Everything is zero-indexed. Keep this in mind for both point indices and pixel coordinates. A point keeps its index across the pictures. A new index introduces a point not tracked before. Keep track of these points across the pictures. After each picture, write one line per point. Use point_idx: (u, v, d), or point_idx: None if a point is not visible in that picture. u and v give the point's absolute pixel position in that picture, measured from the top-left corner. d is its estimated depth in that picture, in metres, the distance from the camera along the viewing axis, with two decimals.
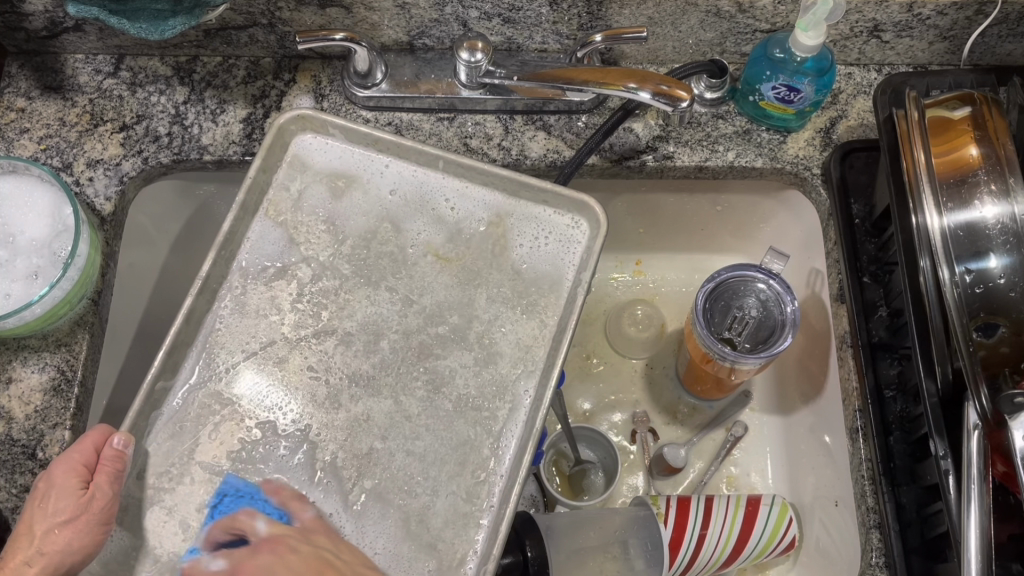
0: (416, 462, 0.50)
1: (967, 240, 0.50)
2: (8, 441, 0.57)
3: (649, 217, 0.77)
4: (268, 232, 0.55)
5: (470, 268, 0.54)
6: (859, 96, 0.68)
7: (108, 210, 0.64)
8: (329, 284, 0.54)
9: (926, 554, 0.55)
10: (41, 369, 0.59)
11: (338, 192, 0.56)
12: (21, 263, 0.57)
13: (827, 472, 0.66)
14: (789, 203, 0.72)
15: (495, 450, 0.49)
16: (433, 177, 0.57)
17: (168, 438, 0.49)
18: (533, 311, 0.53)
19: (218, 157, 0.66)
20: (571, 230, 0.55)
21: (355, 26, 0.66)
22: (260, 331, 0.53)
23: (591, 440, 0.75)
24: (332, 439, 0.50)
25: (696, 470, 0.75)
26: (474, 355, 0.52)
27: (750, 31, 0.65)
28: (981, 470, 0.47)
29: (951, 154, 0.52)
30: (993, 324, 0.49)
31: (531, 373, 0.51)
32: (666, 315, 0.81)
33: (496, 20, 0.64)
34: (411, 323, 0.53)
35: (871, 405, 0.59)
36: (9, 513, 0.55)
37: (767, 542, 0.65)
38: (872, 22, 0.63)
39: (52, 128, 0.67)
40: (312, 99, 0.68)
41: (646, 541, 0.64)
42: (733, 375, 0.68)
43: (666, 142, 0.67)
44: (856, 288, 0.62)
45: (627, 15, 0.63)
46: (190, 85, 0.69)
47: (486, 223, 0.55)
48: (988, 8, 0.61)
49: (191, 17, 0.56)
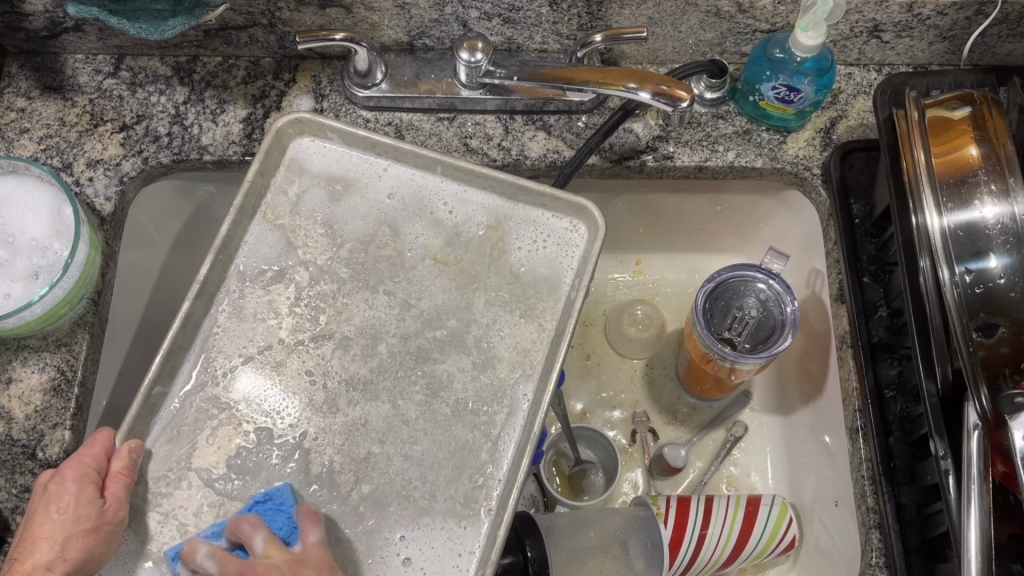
0: (415, 465, 0.50)
1: (968, 240, 0.50)
2: (7, 441, 0.57)
3: (649, 217, 0.77)
4: (266, 236, 0.55)
5: (468, 271, 0.54)
6: (858, 96, 0.69)
7: (108, 210, 0.64)
8: (327, 288, 0.54)
9: (926, 554, 0.55)
10: (41, 370, 0.59)
11: (336, 195, 0.56)
12: (21, 263, 0.57)
13: (827, 472, 0.66)
14: (789, 203, 0.72)
15: (493, 454, 0.49)
16: (432, 180, 0.57)
17: (166, 442, 0.49)
18: (531, 314, 0.53)
19: (218, 157, 0.66)
20: (569, 233, 0.54)
21: (355, 26, 0.66)
22: (258, 335, 0.53)
23: (591, 440, 0.75)
24: (331, 444, 0.50)
25: (696, 470, 0.75)
26: (472, 358, 0.52)
27: (750, 31, 0.65)
28: (981, 470, 0.47)
29: (952, 154, 0.52)
30: (994, 324, 0.49)
31: (530, 376, 0.51)
32: (666, 316, 0.81)
33: (496, 20, 0.64)
34: (410, 327, 0.53)
35: (872, 405, 0.59)
36: (9, 513, 0.55)
37: (766, 543, 0.65)
38: (872, 23, 0.63)
39: (52, 128, 0.67)
40: (312, 99, 0.68)
41: (645, 541, 0.64)
42: (733, 375, 0.68)
43: (666, 142, 0.67)
44: (856, 289, 0.62)
45: (627, 15, 0.63)
46: (190, 85, 0.69)
47: (485, 226, 0.55)
48: (988, 8, 0.61)
49: (191, 17, 0.56)
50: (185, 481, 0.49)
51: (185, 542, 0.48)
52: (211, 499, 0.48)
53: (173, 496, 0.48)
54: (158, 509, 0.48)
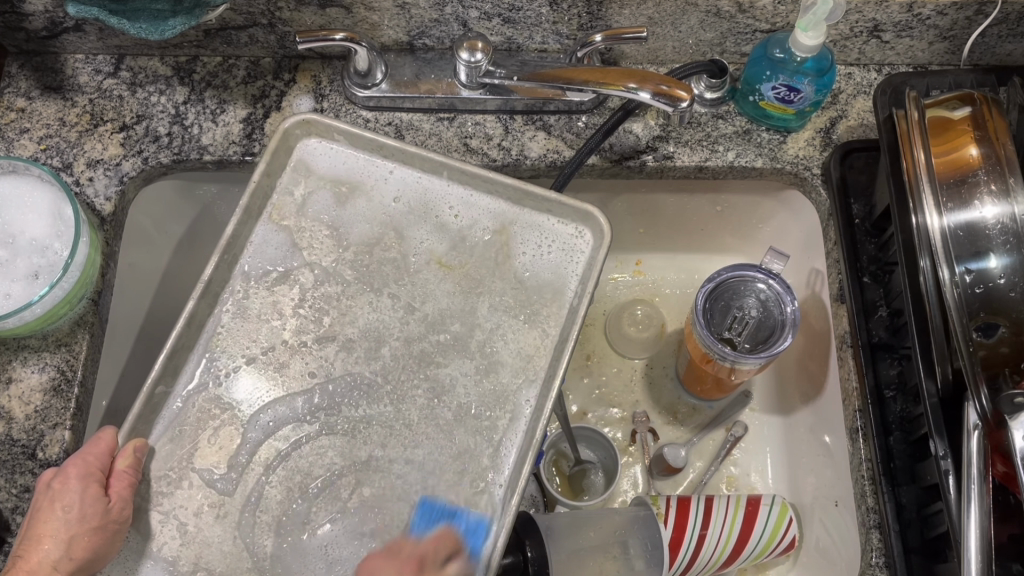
0: (416, 469, 0.50)
1: (968, 240, 0.50)
2: (8, 441, 0.57)
3: (649, 217, 0.77)
4: (271, 237, 0.55)
5: (473, 275, 0.54)
6: (859, 96, 0.69)
7: (108, 210, 0.64)
8: (331, 290, 0.54)
9: (926, 554, 0.55)
10: (41, 370, 0.59)
11: (342, 197, 0.56)
12: (21, 263, 0.57)
13: (827, 472, 0.66)
14: (790, 203, 0.72)
15: (495, 459, 0.49)
16: (437, 184, 0.57)
17: (168, 442, 0.49)
18: (535, 318, 0.53)
19: (218, 157, 0.66)
20: (574, 239, 0.54)
21: (355, 26, 0.66)
22: (262, 336, 0.53)
23: (591, 440, 0.75)
24: (333, 445, 0.50)
25: (696, 470, 0.75)
26: (475, 363, 0.52)
27: (750, 31, 0.65)
28: (981, 470, 0.47)
29: (952, 154, 0.52)
30: (993, 324, 0.49)
31: (533, 381, 0.51)
32: (666, 316, 0.81)
33: (496, 20, 0.64)
34: (413, 331, 0.53)
35: (872, 405, 0.59)
36: (9, 513, 0.55)
37: (766, 543, 0.65)
38: (872, 22, 0.63)
39: (52, 128, 0.67)
40: (312, 99, 0.68)
41: (645, 541, 0.64)
42: (733, 375, 0.68)
43: (666, 142, 0.67)
44: (856, 289, 0.62)
45: (627, 15, 0.63)
46: (190, 85, 0.69)
47: (491, 231, 0.55)
48: (988, 8, 0.61)
49: (191, 17, 0.56)
50: (186, 481, 0.49)
51: (185, 541, 0.48)
52: (211, 500, 0.49)
53: (174, 495, 0.49)
54: (158, 508, 0.48)
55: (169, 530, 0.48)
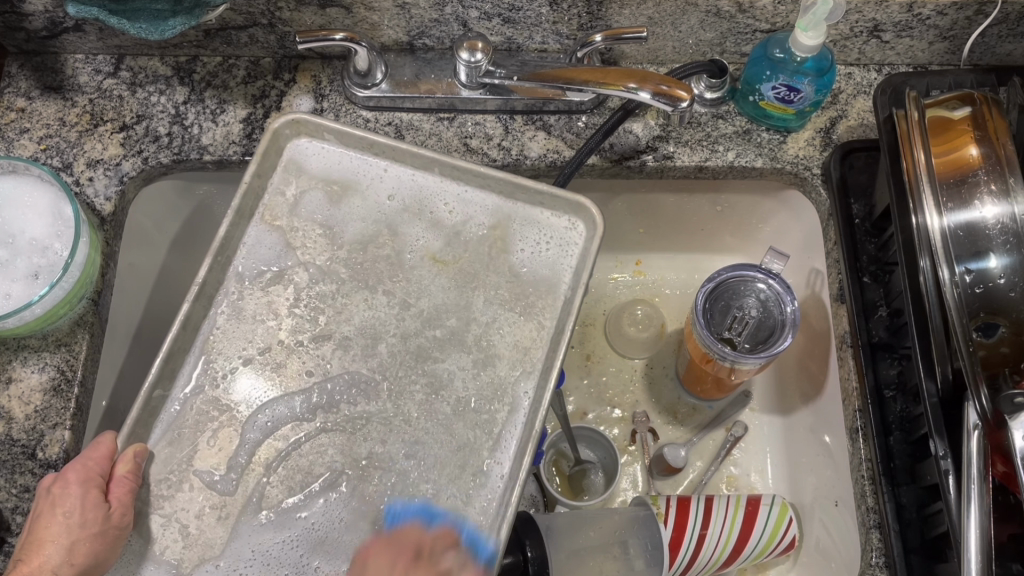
0: (418, 471, 0.50)
1: (968, 240, 0.50)
2: (7, 441, 0.57)
3: (649, 217, 0.78)
4: (264, 238, 0.55)
5: (467, 270, 0.54)
6: (858, 96, 0.69)
7: (108, 210, 0.64)
8: (327, 288, 0.54)
9: (926, 554, 0.55)
10: (41, 370, 0.59)
11: (343, 198, 0.56)
12: (21, 263, 0.57)
13: (827, 472, 0.66)
14: (789, 203, 0.72)
15: (495, 451, 0.49)
16: (431, 179, 0.57)
17: (168, 443, 0.49)
18: (530, 312, 0.53)
19: (218, 157, 0.66)
20: (568, 232, 0.54)
21: (355, 26, 0.66)
22: (258, 336, 0.53)
23: (592, 440, 0.76)
24: (332, 444, 0.50)
25: (696, 470, 0.75)
26: (472, 356, 0.52)
27: (750, 31, 0.65)
28: (981, 470, 0.47)
29: (952, 154, 0.52)
30: (993, 324, 0.49)
31: (529, 374, 0.51)
32: (666, 315, 0.81)
33: (496, 20, 0.64)
34: (410, 326, 0.53)
35: (872, 405, 0.59)
36: (9, 513, 0.55)
37: (766, 543, 0.65)
38: (871, 22, 0.63)
39: (52, 128, 0.67)
40: (312, 99, 0.68)
41: (645, 541, 0.64)
42: (733, 375, 0.68)
43: (666, 142, 0.67)
44: (856, 289, 0.62)
45: (627, 15, 0.63)
46: (190, 85, 0.69)
47: (486, 226, 0.55)
48: (988, 8, 0.61)
49: (191, 16, 0.56)
50: (186, 483, 0.49)
51: (187, 544, 0.48)
52: (213, 501, 0.49)
53: (174, 498, 0.48)
54: (159, 511, 0.48)
55: (172, 531, 0.48)
